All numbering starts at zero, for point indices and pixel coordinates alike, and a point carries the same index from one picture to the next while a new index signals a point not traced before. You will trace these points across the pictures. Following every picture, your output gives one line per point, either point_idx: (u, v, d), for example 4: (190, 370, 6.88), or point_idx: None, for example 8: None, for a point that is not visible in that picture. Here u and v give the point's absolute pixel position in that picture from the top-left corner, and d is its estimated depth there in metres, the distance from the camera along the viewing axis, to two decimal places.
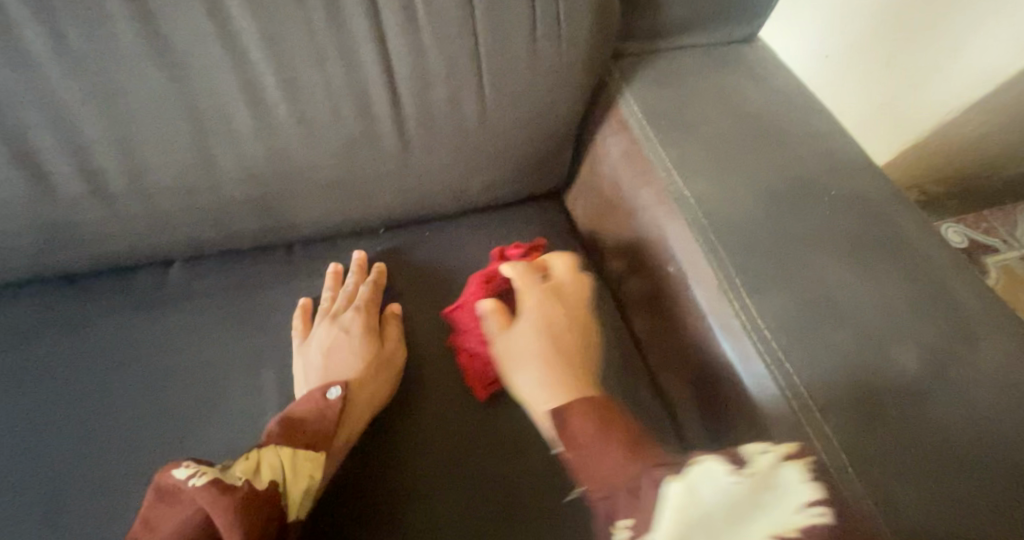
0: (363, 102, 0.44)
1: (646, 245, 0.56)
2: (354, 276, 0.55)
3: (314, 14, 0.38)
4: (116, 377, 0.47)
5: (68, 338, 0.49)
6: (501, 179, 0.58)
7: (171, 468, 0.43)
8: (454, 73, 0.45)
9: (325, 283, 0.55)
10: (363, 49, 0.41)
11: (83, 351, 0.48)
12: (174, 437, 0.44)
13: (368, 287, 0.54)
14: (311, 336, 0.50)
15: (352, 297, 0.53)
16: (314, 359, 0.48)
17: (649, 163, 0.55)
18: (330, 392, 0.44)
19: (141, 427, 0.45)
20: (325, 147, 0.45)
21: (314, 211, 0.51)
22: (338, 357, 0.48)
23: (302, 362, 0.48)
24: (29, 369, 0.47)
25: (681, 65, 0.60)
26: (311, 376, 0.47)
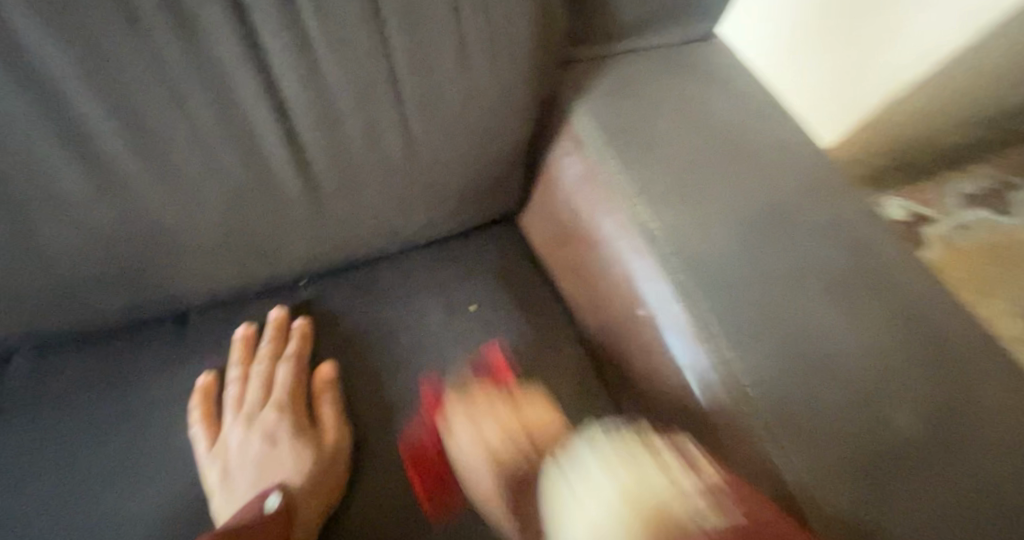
0: (250, 149, 0.34)
1: (609, 281, 0.50)
2: (271, 346, 0.47)
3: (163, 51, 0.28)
4: None
5: None
6: (440, 215, 0.50)
7: None
8: (368, 106, 0.37)
9: (232, 356, 0.46)
10: (241, 87, 0.31)
11: None
12: None
13: (288, 357, 0.46)
14: (225, 437, 0.42)
15: (270, 376, 0.45)
16: (237, 466, 0.41)
17: (608, 190, 0.48)
18: (269, 506, 0.38)
19: None
20: (206, 205, 0.36)
21: (207, 277, 0.42)
22: (272, 457, 0.42)
23: (218, 473, 0.41)
24: None
25: (638, 73, 0.53)
26: (241, 485, 0.41)
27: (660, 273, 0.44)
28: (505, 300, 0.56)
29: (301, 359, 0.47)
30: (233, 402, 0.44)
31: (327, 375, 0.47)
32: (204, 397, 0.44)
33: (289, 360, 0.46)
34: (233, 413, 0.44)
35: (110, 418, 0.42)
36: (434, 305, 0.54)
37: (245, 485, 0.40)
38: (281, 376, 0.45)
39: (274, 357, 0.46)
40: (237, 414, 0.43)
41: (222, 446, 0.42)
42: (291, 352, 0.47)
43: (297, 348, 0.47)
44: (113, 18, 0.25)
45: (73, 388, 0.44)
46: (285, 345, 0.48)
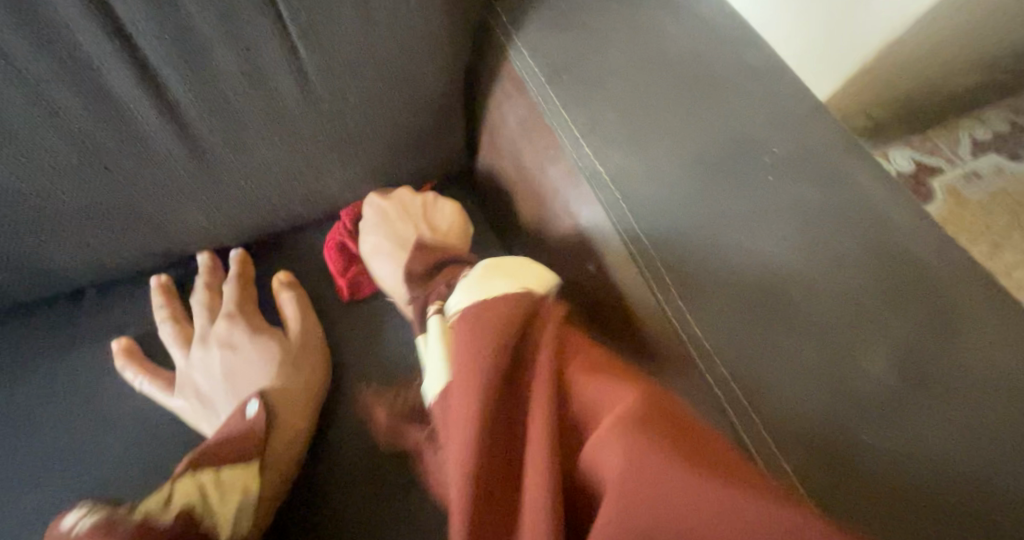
0: (94, 88, 0.29)
1: (561, 238, 0.45)
2: (203, 276, 0.43)
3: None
4: None
5: None
6: (368, 173, 0.45)
7: None
8: (241, 36, 0.31)
9: (154, 304, 0.43)
10: (60, 8, 0.26)
11: None
12: None
13: (231, 278, 0.44)
14: (183, 373, 0.40)
15: (223, 295, 0.43)
16: (209, 387, 0.39)
17: (552, 129, 0.43)
18: (250, 411, 0.36)
19: None
20: (61, 163, 0.31)
21: (95, 249, 0.38)
22: (240, 363, 0.40)
23: (194, 403, 0.39)
24: None
25: (584, 1, 0.47)
26: (217, 395, 0.39)
27: (612, 224, 0.39)
28: None
29: (245, 280, 0.44)
30: (195, 321, 0.42)
31: (280, 279, 0.45)
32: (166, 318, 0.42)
33: (231, 282, 0.43)
34: (196, 330, 0.42)
35: (15, 411, 0.39)
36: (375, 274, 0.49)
37: (223, 398, 0.39)
38: (231, 291, 0.43)
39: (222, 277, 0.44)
40: (198, 331, 0.41)
41: (190, 364, 0.40)
42: (233, 274, 0.44)
43: (242, 270, 0.44)
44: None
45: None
46: (229, 269, 0.45)
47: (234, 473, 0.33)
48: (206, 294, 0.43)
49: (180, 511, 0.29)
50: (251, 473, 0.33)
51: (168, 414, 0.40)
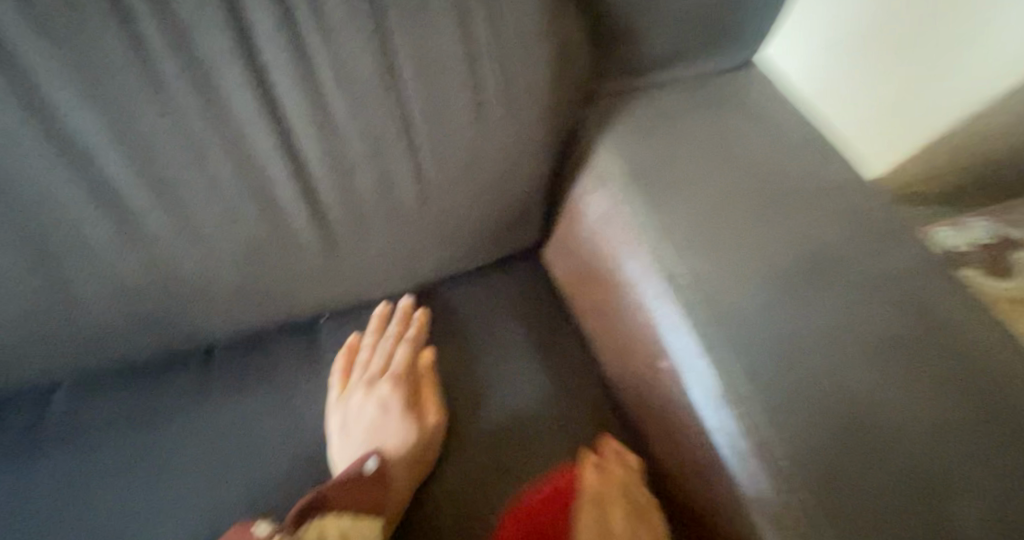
0: (266, 199, 0.36)
1: (632, 328, 0.47)
2: (397, 326, 0.50)
3: (188, 114, 0.30)
4: None
5: None
6: (459, 252, 0.50)
7: None
8: (381, 153, 0.37)
9: (368, 329, 0.50)
10: (258, 144, 0.33)
11: None
12: None
13: (408, 339, 0.49)
14: (344, 398, 0.46)
15: (392, 351, 0.49)
16: (354, 423, 0.45)
17: (630, 230, 0.46)
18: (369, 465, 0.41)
19: None
20: (224, 247, 0.37)
21: (227, 313, 0.43)
22: (383, 422, 0.45)
23: (338, 431, 0.44)
24: None
25: (667, 108, 0.51)
26: (352, 441, 0.44)
27: (686, 328, 0.40)
28: (525, 340, 0.53)
29: (416, 344, 0.50)
30: (362, 366, 0.48)
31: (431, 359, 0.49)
32: (347, 353, 0.48)
33: (406, 342, 0.49)
34: (357, 375, 0.47)
35: (133, 454, 0.43)
36: (452, 342, 0.52)
37: (359, 443, 0.44)
38: (399, 352, 0.49)
39: (397, 336, 0.50)
40: (358, 379, 0.47)
41: (343, 401, 0.46)
42: (412, 336, 0.50)
43: (419, 335, 0.50)
44: (138, 84, 0.27)
45: (99, 423, 0.44)
46: (407, 328, 0.51)
47: (366, 526, 0.37)
48: (381, 345, 0.49)
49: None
50: (374, 534, 0.38)
51: (265, 470, 0.43)
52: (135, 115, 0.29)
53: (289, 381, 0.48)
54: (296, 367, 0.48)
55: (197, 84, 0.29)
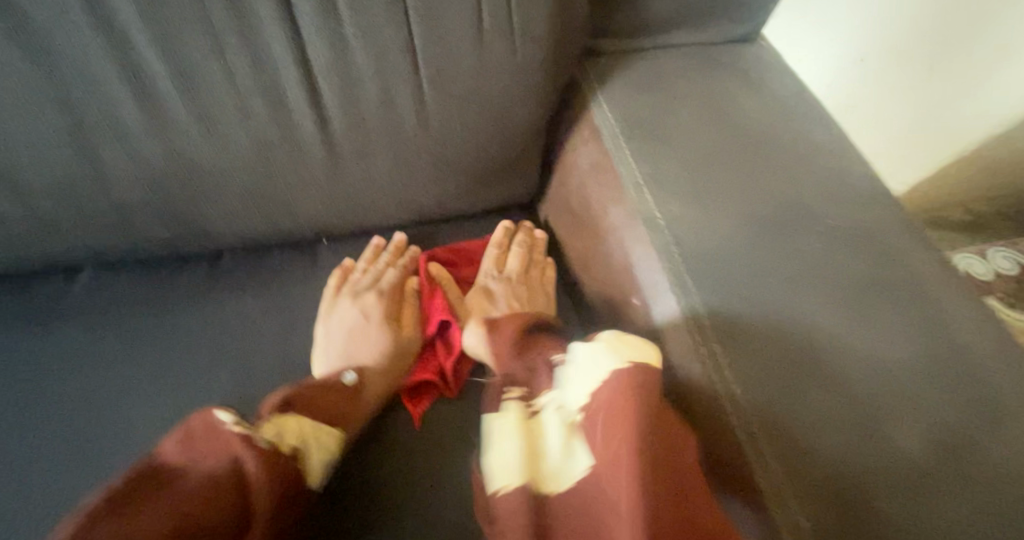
0: (278, 102, 0.39)
1: (612, 273, 0.49)
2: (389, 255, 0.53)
3: (211, 6, 0.33)
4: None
5: None
6: (457, 188, 0.53)
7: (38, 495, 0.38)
8: (387, 71, 0.40)
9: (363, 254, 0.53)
10: (273, 43, 0.36)
11: None
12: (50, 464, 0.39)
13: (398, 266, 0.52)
14: (331, 310, 0.49)
15: (382, 273, 0.52)
16: (336, 333, 0.47)
17: (618, 178, 0.48)
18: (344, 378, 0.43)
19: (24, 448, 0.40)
20: (238, 147, 0.41)
21: (236, 218, 0.46)
22: (361, 333, 0.47)
23: (320, 339, 0.47)
24: None
25: (668, 67, 0.53)
26: (330, 346, 0.46)
27: (658, 264, 0.42)
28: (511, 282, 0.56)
29: (406, 271, 0.53)
30: (350, 285, 0.50)
31: (419, 284, 0.52)
32: (339, 274, 0.51)
33: (396, 269, 0.52)
34: (344, 292, 0.50)
35: (141, 337, 0.46)
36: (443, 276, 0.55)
37: (337, 352, 0.46)
38: (388, 275, 0.51)
39: (388, 263, 0.53)
40: (347, 295, 0.50)
41: (329, 313, 0.49)
42: (403, 264, 0.53)
43: (410, 264, 0.53)
44: None
45: (113, 308, 0.48)
46: (399, 258, 0.53)
47: (325, 433, 0.39)
48: (373, 268, 0.52)
49: (289, 454, 0.36)
50: (333, 443, 0.39)
51: (257, 365, 0.46)
52: (164, 0, 0.32)
53: (288, 290, 0.51)
54: (293, 282, 0.52)
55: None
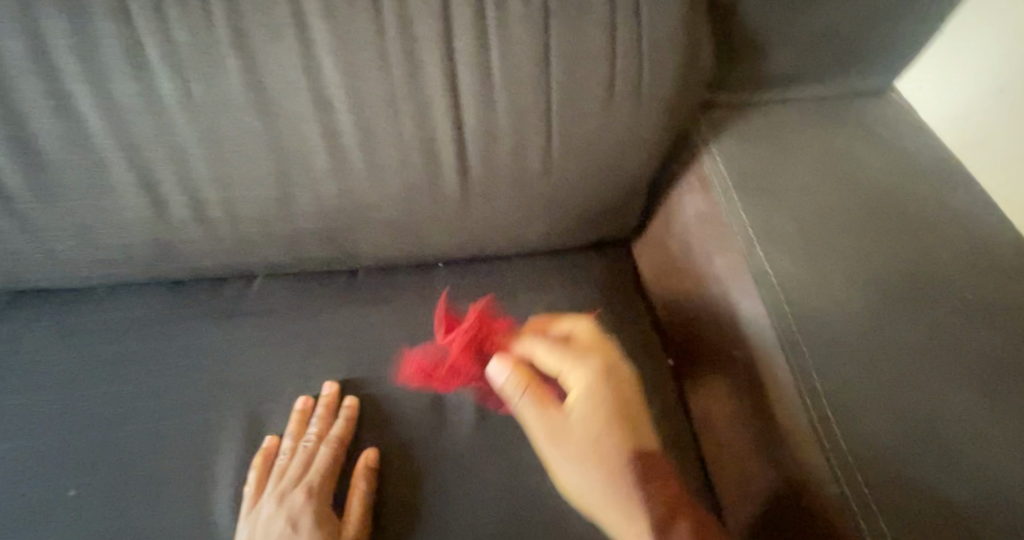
0: (431, 145, 0.44)
1: (715, 321, 0.50)
2: (318, 424, 0.45)
3: (393, 62, 0.39)
4: (180, 386, 0.47)
5: (149, 338, 0.50)
6: (566, 224, 0.56)
7: (203, 476, 0.43)
8: (524, 118, 0.45)
9: (288, 425, 0.46)
10: (434, 93, 0.42)
11: (156, 351, 0.49)
12: (212, 448, 0.44)
13: (330, 439, 0.44)
14: (259, 506, 0.40)
15: (311, 457, 0.43)
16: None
17: (727, 230, 0.49)
18: None
19: (200, 433, 0.45)
20: (392, 183, 0.46)
21: (377, 243, 0.52)
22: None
23: None
24: (105, 366, 0.47)
25: (784, 121, 0.54)
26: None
27: (765, 315, 0.43)
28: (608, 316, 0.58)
29: (342, 443, 0.45)
30: (275, 473, 0.42)
31: (371, 462, 0.44)
32: (263, 460, 0.43)
33: (328, 442, 0.44)
34: (273, 482, 0.41)
35: (291, 342, 0.52)
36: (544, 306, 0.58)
37: None
38: (319, 459, 0.43)
39: (318, 436, 0.44)
40: (273, 487, 0.41)
41: (252, 517, 0.39)
42: (335, 436, 0.45)
43: (344, 433, 0.45)
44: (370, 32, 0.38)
45: (268, 316, 0.53)
46: (331, 426, 0.45)
47: None
48: (300, 449, 0.43)
49: None
50: None
51: (383, 376, 0.51)
52: (360, 57, 0.39)
53: (408, 307, 0.56)
54: (412, 302, 0.56)
55: (405, 38, 0.39)
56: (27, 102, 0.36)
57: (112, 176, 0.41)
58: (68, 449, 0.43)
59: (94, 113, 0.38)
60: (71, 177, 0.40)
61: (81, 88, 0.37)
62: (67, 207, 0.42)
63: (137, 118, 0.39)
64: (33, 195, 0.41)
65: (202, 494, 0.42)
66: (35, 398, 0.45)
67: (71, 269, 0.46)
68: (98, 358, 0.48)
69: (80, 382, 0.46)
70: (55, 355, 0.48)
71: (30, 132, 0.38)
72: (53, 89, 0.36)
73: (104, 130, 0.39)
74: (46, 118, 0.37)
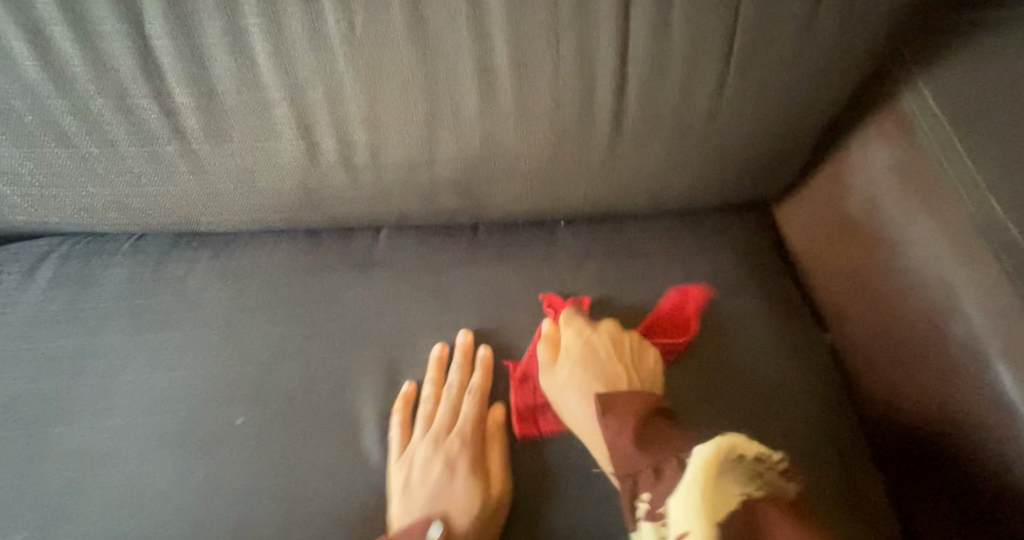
0: (589, 84, 0.40)
1: (896, 294, 0.41)
2: (458, 374, 0.45)
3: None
4: (319, 329, 0.48)
5: (287, 281, 0.51)
6: (715, 180, 0.50)
7: (349, 417, 0.43)
8: (698, 52, 0.39)
9: (426, 372, 0.46)
10: (603, 21, 0.37)
11: (296, 294, 0.50)
12: (355, 392, 0.45)
13: (472, 389, 0.44)
14: (412, 447, 0.42)
15: (457, 404, 0.44)
16: (418, 481, 0.40)
17: (934, 183, 0.40)
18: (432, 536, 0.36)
19: (341, 376, 0.46)
20: (541, 128, 0.43)
21: (512, 194, 0.49)
22: (449, 488, 0.39)
23: (400, 483, 0.40)
24: (251, 305, 0.49)
25: (1012, 52, 0.43)
26: (411, 504, 0.39)
27: (997, 287, 0.34)
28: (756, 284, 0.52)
29: (481, 395, 0.45)
30: (423, 420, 0.43)
31: (502, 418, 0.43)
32: (406, 405, 0.44)
33: (470, 393, 0.44)
34: (421, 429, 0.43)
35: (421, 293, 0.51)
36: (682, 270, 0.53)
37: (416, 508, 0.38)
38: (464, 408, 0.43)
39: (459, 386, 0.45)
40: (423, 433, 0.42)
41: (406, 458, 0.41)
42: (476, 385, 0.45)
43: (483, 383, 0.45)
44: None
45: (397, 265, 0.53)
46: (470, 375, 0.46)
47: None
48: (444, 395, 0.45)
49: None
50: None
51: (515, 333, 0.49)
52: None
53: (535, 263, 0.53)
54: (539, 258, 0.53)
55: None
56: (208, 39, 0.36)
57: (276, 117, 0.41)
58: (234, 380, 0.45)
59: (263, 47, 0.37)
60: (240, 117, 0.41)
61: (254, 21, 0.36)
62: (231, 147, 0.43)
63: (301, 54, 0.37)
64: (207, 136, 0.42)
65: (350, 434, 0.43)
66: (202, 330, 0.47)
67: (227, 208, 0.48)
68: (247, 298, 0.50)
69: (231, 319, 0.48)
70: (204, 293, 0.50)
71: (207, 70, 0.38)
72: (230, 24, 0.36)
73: (269, 67, 0.38)
74: (222, 54, 0.37)
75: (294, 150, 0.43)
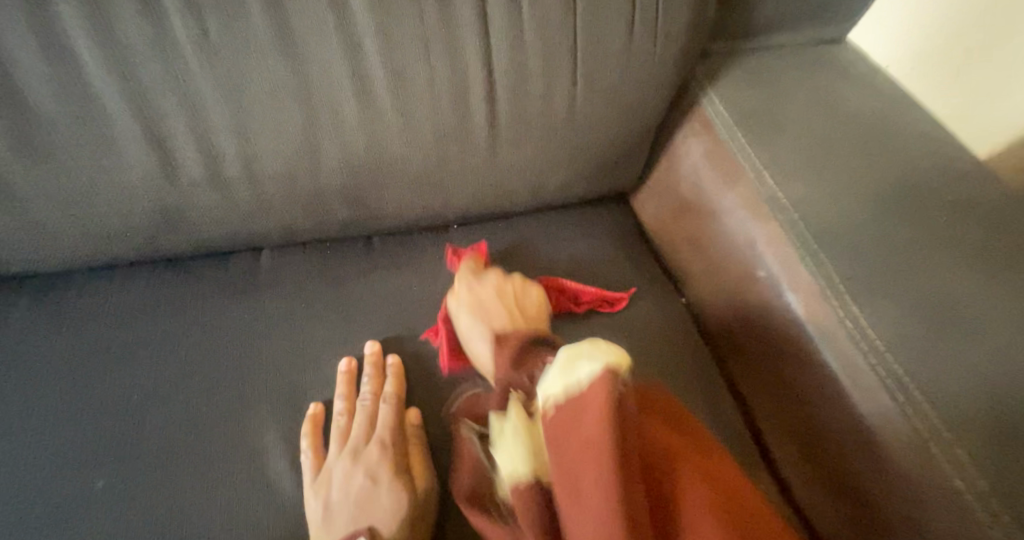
0: (458, 95, 0.44)
1: (730, 251, 0.52)
2: (370, 385, 0.45)
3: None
4: (205, 363, 0.44)
5: (156, 319, 0.46)
6: (580, 177, 0.58)
7: (250, 449, 0.41)
8: (548, 64, 0.45)
9: (336, 389, 0.44)
10: (466, 32, 0.41)
11: (169, 332, 0.46)
12: (254, 421, 0.42)
13: (386, 398, 0.44)
14: (328, 467, 0.40)
15: (373, 415, 0.43)
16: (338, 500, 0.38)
17: (736, 165, 0.52)
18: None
19: (236, 408, 0.42)
20: (420, 135, 0.45)
21: (400, 200, 0.51)
22: (372, 498, 0.38)
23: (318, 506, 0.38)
24: (117, 351, 0.44)
25: (771, 65, 0.58)
26: (335, 525, 0.37)
27: (786, 233, 0.46)
28: (624, 261, 0.60)
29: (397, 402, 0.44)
30: (338, 437, 0.42)
31: (418, 421, 0.43)
32: (316, 427, 0.42)
33: (385, 401, 0.44)
34: (336, 446, 0.41)
35: (318, 308, 0.49)
36: (563, 256, 0.59)
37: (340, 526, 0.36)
38: (381, 416, 0.43)
39: (373, 396, 0.44)
40: (339, 450, 0.41)
41: (323, 480, 0.39)
42: (390, 392, 0.44)
43: (397, 390, 0.45)
44: None
45: (287, 285, 0.50)
46: (383, 383, 0.45)
47: None
48: (359, 408, 0.44)
49: None
50: None
51: (419, 334, 0.50)
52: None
53: (430, 264, 0.55)
54: (434, 261, 0.55)
55: None
56: (21, 54, 0.33)
57: (120, 134, 0.37)
58: (96, 438, 0.39)
59: (94, 60, 0.34)
60: (66, 133, 0.36)
61: (81, 31, 0.33)
62: (64, 174, 0.38)
63: (147, 68, 0.35)
64: (26, 163, 0.37)
65: (253, 467, 0.40)
66: (47, 391, 0.41)
67: (64, 244, 0.42)
68: (109, 343, 0.44)
69: (88, 372, 0.42)
70: (50, 345, 0.43)
71: (19, 84, 0.34)
72: (51, 37, 0.32)
73: (105, 81, 0.35)
74: (43, 71, 0.33)
75: (150, 172, 0.40)
